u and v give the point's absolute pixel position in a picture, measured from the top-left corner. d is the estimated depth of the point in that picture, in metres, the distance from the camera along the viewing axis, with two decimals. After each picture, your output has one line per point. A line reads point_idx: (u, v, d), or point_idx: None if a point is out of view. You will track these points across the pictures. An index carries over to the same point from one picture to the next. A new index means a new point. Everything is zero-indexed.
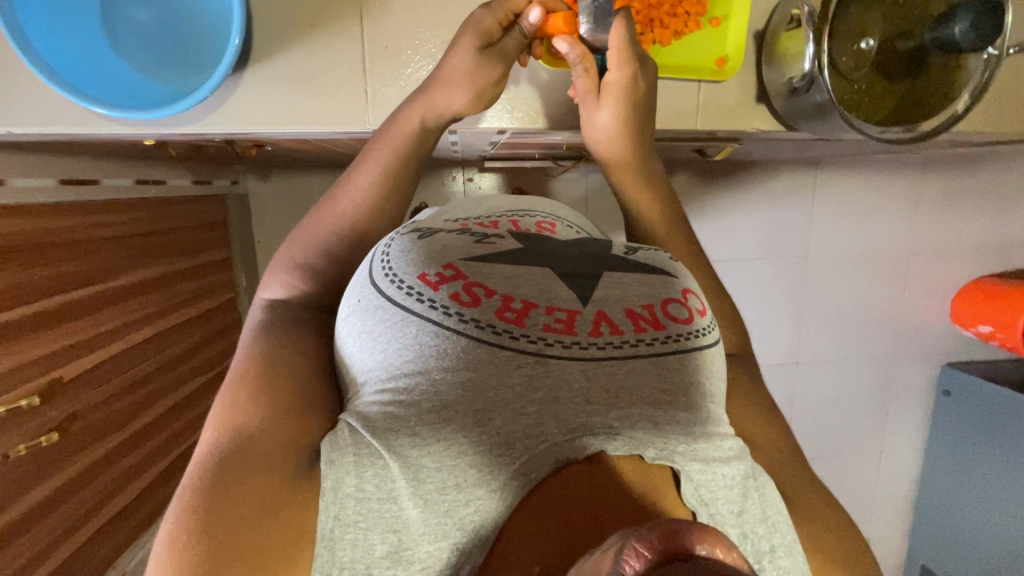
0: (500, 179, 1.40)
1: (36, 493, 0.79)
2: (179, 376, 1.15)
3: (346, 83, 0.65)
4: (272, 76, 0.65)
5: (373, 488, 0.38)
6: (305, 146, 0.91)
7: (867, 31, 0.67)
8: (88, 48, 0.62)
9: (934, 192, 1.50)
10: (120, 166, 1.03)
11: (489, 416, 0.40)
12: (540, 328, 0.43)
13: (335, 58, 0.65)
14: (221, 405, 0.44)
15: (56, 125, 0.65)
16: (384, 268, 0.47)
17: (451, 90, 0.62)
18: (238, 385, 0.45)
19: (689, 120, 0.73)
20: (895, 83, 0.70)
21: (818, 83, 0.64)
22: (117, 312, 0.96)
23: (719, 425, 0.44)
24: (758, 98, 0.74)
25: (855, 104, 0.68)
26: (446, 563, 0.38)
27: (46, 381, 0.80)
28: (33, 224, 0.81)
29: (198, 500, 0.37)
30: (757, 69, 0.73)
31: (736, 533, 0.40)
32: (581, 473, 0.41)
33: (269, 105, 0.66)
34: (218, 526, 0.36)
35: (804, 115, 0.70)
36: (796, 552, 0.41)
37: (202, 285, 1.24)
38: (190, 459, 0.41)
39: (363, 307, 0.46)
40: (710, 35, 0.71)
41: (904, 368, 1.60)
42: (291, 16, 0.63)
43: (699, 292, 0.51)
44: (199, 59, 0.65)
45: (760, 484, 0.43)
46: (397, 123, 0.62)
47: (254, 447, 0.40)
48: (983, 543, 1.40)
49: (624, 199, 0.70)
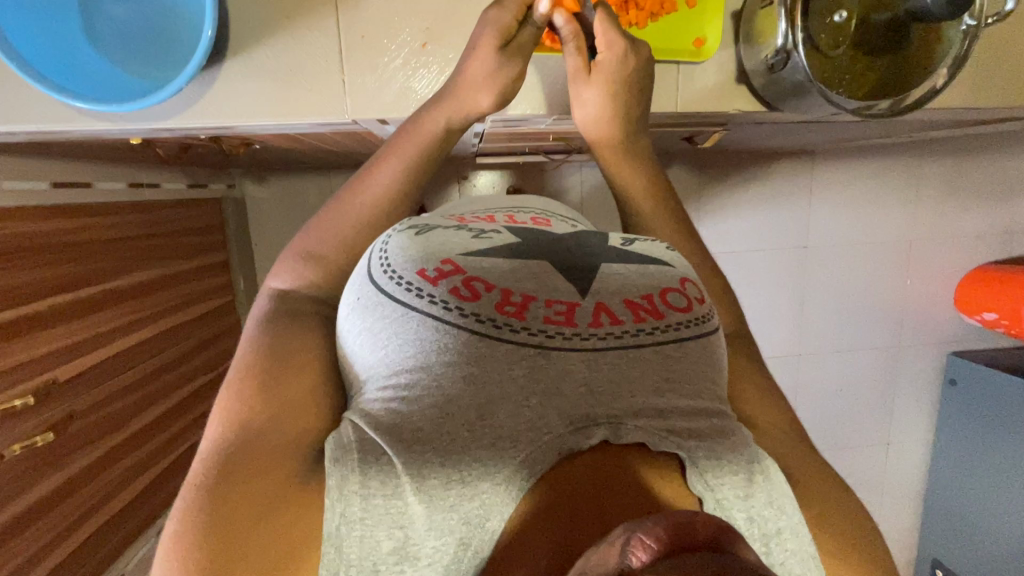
0: (496, 176, 1.39)
1: (33, 493, 0.78)
2: (176, 378, 1.14)
3: (326, 75, 0.64)
4: (253, 70, 0.64)
5: (377, 485, 0.37)
6: (299, 144, 0.90)
7: (842, 5, 0.65)
8: (65, 43, 0.61)
9: (933, 179, 1.49)
10: (114, 168, 1.02)
11: (492, 410, 0.39)
12: (541, 320, 0.42)
13: (314, 50, 0.64)
14: (220, 402, 0.42)
15: (36, 123, 0.65)
16: (382, 265, 0.46)
17: (477, 92, 0.61)
18: (240, 378, 0.43)
19: (667, 102, 0.72)
20: (876, 59, 0.67)
21: (792, 60, 0.63)
22: (114, 314, 0.95)
23: (726, 411, 0.44)
24: (737, 79, 0.72)
25: (835, 80, 0.66)
26: (453, 559, 0.36)
27: (39, 382, 0.79)
28: (25, 226, 0.80)
29: (201, 492, 0.36)
30: (734, 50, 0.71)
31: (743, 518, 0.39)
32: (585, 465, 0.40)
33: (251, 98, 0.65)
34: (224, 522, 0.35)
35: (785, 95, 0.68)
36: (802, 533, 0.40)
37: (199, 287, 1.23)
38: (196, 455, 0.40)
39: (363, 305, 0.45)
40: (684, 16, 0.69)
41: (908, 357, 1.59)
42: (271, 10, 0.63)
43: (698, 280, 0.50)
44: (174, 53, 0.64)
45: (765, 467, 0.41)
46: (420, 122, 0.60)
47: (255, 444, 0.39)
48: (992, 528, 1.39)
49: (613, 177, 0.68)
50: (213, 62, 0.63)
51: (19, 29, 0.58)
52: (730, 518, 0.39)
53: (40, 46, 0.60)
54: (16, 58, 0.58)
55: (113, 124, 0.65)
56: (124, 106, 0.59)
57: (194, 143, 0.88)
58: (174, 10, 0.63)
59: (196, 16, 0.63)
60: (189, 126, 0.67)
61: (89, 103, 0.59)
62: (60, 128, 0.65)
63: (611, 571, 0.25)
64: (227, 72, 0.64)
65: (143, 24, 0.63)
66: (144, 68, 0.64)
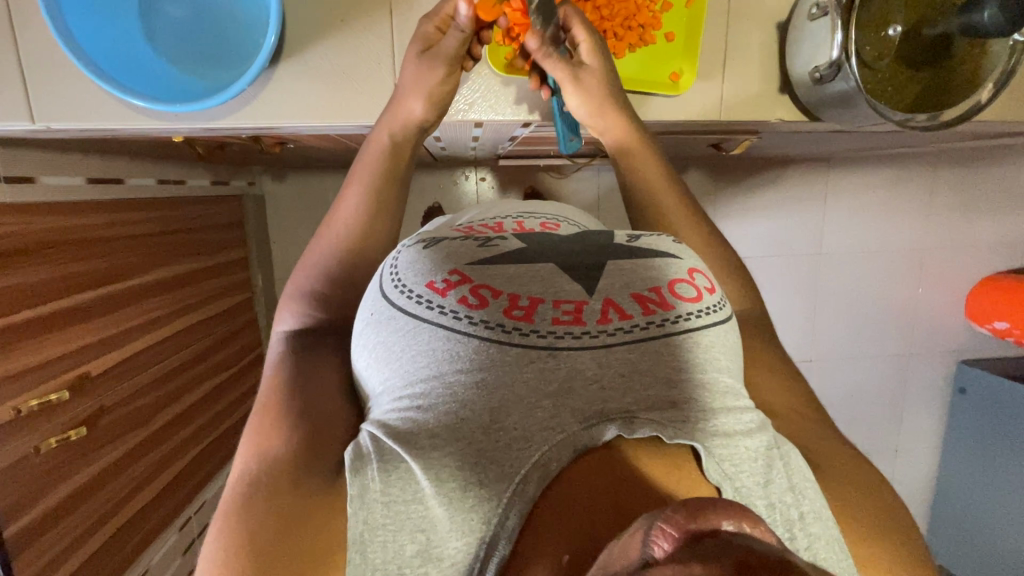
0: (512, 178, 1.41)
1: (68, 485, 0.82)
2: (199, 373, 1.17)
3: (376, 79, 0.70)
4: (305, 75, 0.69)
5: (398, 491, 0.40)
6: (327, 144, 0.94)
7: (892, 19, 0.66)
8: (128, 47, 0.65)
9: (948, 187, 1.49)
10: (145, 165, 1.05)
11: (505, 413, 0.41)
12: (549, 322, 0.44)
13: (366, 57, 0.69)
14: (250, 431, 0.46)
15: (92, 121, 0.68)
16: (393, 282, 0.48)
17: (408, 100, 0.65)
18: (261, 412, 0.47)
19: (712, 109, 0.74)
20: (919, 70, 0.69)
21: (844, 71, 0.64)
22: (142, 310, 0.99)
23: (738, 399, 0.45)
24: (780, 88, 0.75)
25: (879, 92, 0.68)
26: (473, 558, 0.38)
27: (73, 377, 0.83)
28: (60, 222, 0.83)
29: (236, 504, 0.40)
30: (779, 60, 0.74)
31: (764, 504, 0.41)
32: (600, 460, 0.41)
33: (304, 99, 0.69)
34: (257, 535, 0.38)
35: (826, 104, 0.71)
36: (825, 516, 0.42)
37: (220, 284, 1.26)
38: (229, 477, 0.43)
39: (377, 320, 0.47)
40: (664, 49, 0.72)
41: (919, 365, 1.59)
42: (324, 17, 0.67)
43: (705, 269, 0.52)
44: (231, 57, 0.68)
45: (784, 454, 0.44)
46: (369, 142, 0.66)
47: (279, 461, 0.42)
48: (1002, 542, 1.39)
49: (627, 168, 0.69)
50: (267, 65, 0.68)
51: (88, 33, 0.63)
52: (751, 504, 0.41)
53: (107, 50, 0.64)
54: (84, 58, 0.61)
55: (168, 124, 0.69)
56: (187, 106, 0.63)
57: (229, 142, 0.91)
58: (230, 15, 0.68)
59: (254, 23, 0.67)
60: (239, 126, 0.71)
61: (148, 101, 0.63)
62: (115, 126, 0.69)
63: (635, 561, 0.26)
64: (280, 75, 0.68)
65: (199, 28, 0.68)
66: (201, 70, 0.68)
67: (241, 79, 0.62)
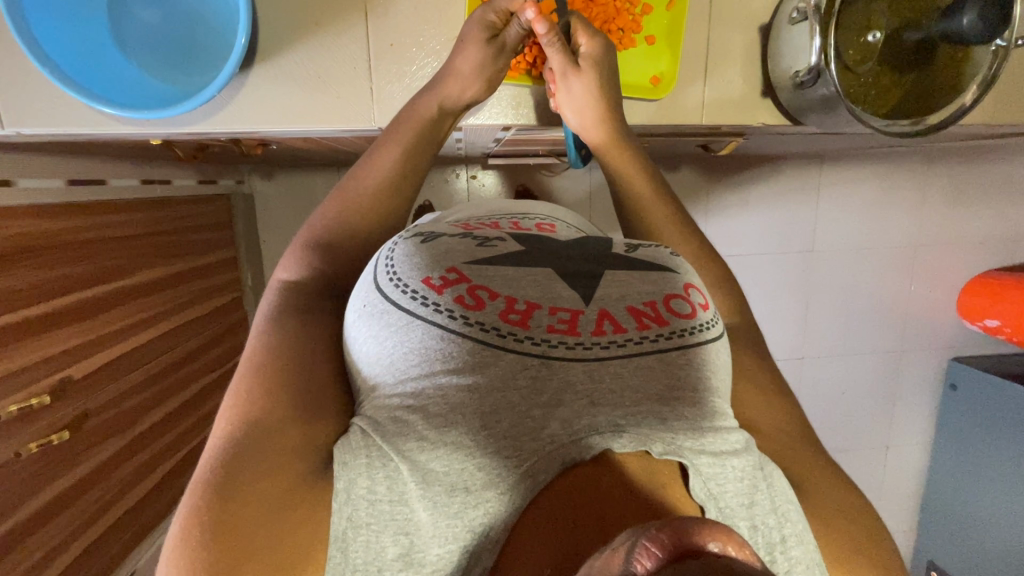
0: (502, 176, 1.40)
1: (48, 491, 0.80)
2: (186, 374, 1.17)
3: (353, 82, 0.68)
4: (280, 78, 0.67)
5: (384, 490, 0.38)
6: (310, 144, 0.92)
7: (875, 24, 0.66)
8: (94, 50, 0.64)
9: (940, 184, 1.49)
10: (125, 166, 1.04)
11: (496, 418, 0.40)
12: (544, 329, 0.43)
13: (341, 59, 0.67)
14: (235, 394, 0.43)
15: (58, 126, 0.66)
16: (388, 274, 0.47)
17: (459, 80, 0.66)
18: (250, 376, 0.44)
19: (692, 114, 0.74)
20: (901, 75, 0.70)
21: (824, 77, 0.64)
22: (128, 312, 0.97)
23: (725, 418, 0.44)
24: (762, 92, 0.74)
25: (862, 96, 0.69)
26: (455, 563, 0.38)
27: (54, 381, 0.81)
28: (40, 224, 0.81)
29: (206, 491, 0.37)
30: (761, 64, 0.73)
31: (746, 526, 0.40)
32: (589, 474, 0.41)
33: (280, 103, 0.68)
34: (237, 522, 0.36)
35: (808, 108, 0.70)
36: (807, 541, 0.41)
37: (206, 284, 1.24)
38: (203, 452, 0.41)
39: (369, 312, 0.46)
40: (644, 54, 0.71)
41: (911, 360, 1.60)
42: (300, 19, 0.66)
43: (700, 285, 0.51)
44: (205, 63, 0.67)
45: (768, 474, 0.43)
46: (413, 107, 0.65)
47: (265, 443, 0.40)
48: (988, 536, 1.40)
49: (607, 162, 0.69)
50: (242, 68, 0.67)
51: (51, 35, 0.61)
52: (734, 525, 0.40)
53: (72, 52, 0.62)
54: (47, 62, 0.59)
55: (137, 129, 0.67)
56: (155, 113, 0.62)
57: (211, 143, 0.90)
58: (205, 20, 0.67)
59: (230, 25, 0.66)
60: (214, 131, 0.69)
61: (114, 108, 0.61)
62: (81, 131, 0.67)
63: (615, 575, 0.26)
64: (256, 78, 0.67)
65: (171, 32, 0.67)
66: (174, 76, 0.67)
67: (211, 85, 0.61)
